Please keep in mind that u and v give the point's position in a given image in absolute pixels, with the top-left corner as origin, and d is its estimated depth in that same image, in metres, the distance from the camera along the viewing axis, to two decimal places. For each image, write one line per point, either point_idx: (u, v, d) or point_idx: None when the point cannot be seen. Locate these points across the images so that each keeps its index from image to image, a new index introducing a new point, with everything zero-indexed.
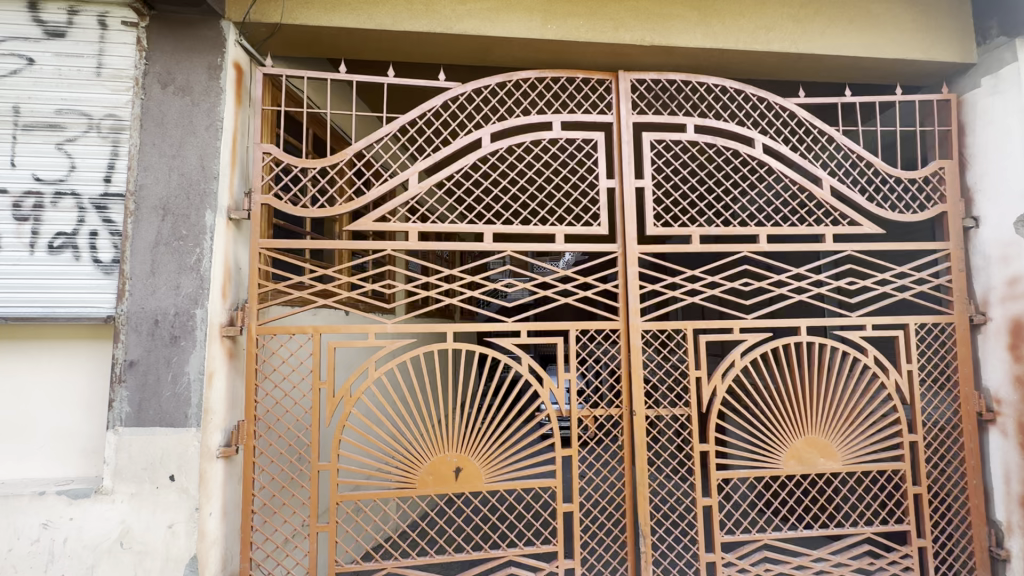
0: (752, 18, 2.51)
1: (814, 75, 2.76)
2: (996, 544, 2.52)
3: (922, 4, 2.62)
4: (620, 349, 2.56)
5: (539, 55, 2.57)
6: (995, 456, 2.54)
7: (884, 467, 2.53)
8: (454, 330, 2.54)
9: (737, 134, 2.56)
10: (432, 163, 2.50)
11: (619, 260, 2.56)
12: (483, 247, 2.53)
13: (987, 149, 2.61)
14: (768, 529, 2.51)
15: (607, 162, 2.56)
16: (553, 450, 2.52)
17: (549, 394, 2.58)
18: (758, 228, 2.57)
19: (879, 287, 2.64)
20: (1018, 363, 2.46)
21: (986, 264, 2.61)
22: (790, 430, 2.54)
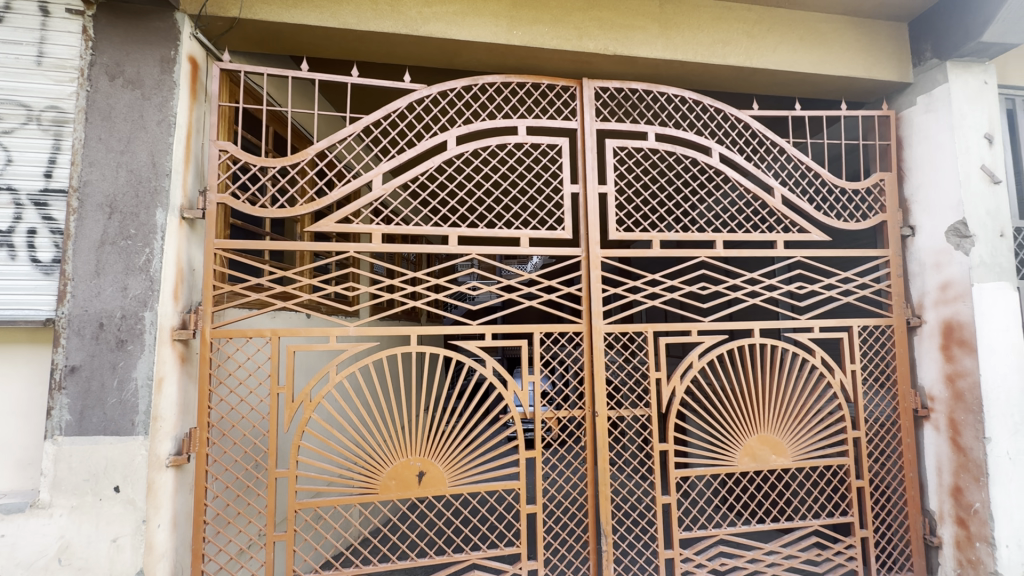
0: (709, 32, 2.61)
1: (767, 88, 2.90)
2: (930, 533, 2.69)
3: (864, 26, 2.80)
4: (583, 351, 2.60)
5: (505, 60, 2.59)
6: (929, 449, 2.72)
7: (830, 462, 2.66)
8: (418, 333, 2.51)
9: (696, 144, 2.65)
10: (397, 164, 2.48)
11: (582, 264, 2.61)
12: (448, 249, 2.52)
13: (922, 163, 2.80)
14: (724, 524, 2.60)
15: (571, 167, 2.60)
16: (517, 452, 2.53)
17: (514, 397, 2.58)
18: (715, 234, 2.66)
19: (826, 292, 2.79)
20: (948, 362, 2.64)
21: (921, 269, 2.80)
22: (744, 428, 2.64)
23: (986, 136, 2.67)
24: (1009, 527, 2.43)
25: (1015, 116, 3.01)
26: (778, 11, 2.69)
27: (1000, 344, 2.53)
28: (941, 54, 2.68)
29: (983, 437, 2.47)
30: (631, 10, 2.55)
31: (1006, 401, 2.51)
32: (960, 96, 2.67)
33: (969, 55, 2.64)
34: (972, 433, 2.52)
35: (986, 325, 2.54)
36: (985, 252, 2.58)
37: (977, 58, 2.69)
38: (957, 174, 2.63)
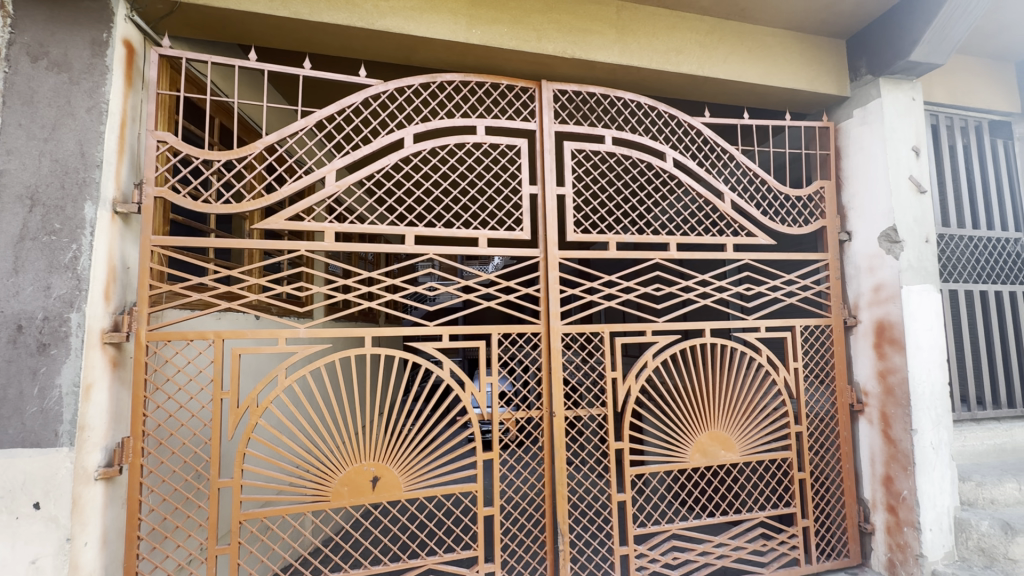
0: (663, 40, 2.68)
1: (718, 97, 3.01)
2: (864, 520, 2.86)
3: (807, 42, 2.95)
4: (541, 352, 2.60)
5: (464, 58, 2.57)
6: (863, 442, 2.89)
7: (775, 455, 2.79)
8: (373, 335, 2.44)
9: (652, 148, 2.70)
10: (352, 161, 2.41)
11: (541, 265, 2.61)
12: (405, 249, 2.47)
13: (858, 172, 2.98)
14: (676, 519, 2.67)
15: (530, 169, 2.61)
16: (475, 454, 2.49)
17: (472, 399, 2.54)
18: (669, 236, 2.73)
19: (771, 293, 2.91)
20: (880, 359, 2.81)
21: (857, 273, 2.97)
22: (695, 425, 2.72)
23: (913, 149, 2.87)
24: (933, 513, 2.61)
25: (939, 131, 3.25)
26: (728, 23, 2.80)
27: (926, 342, 2.72)
28: (875, 71, 2.86)
29: (911, 428, 2.64)
30: (589, 15, 2.59)
31: (930, 395, 2.69)
32: (892, 111, 2.86)
33: (899, 72, 2.82)
34: (901, 425, 2.69)
35: (914, 324, 2.72)
36: (913, 256, 2.77)
37: (907, 76, 2.88)
38: (888, 183, 2.82)
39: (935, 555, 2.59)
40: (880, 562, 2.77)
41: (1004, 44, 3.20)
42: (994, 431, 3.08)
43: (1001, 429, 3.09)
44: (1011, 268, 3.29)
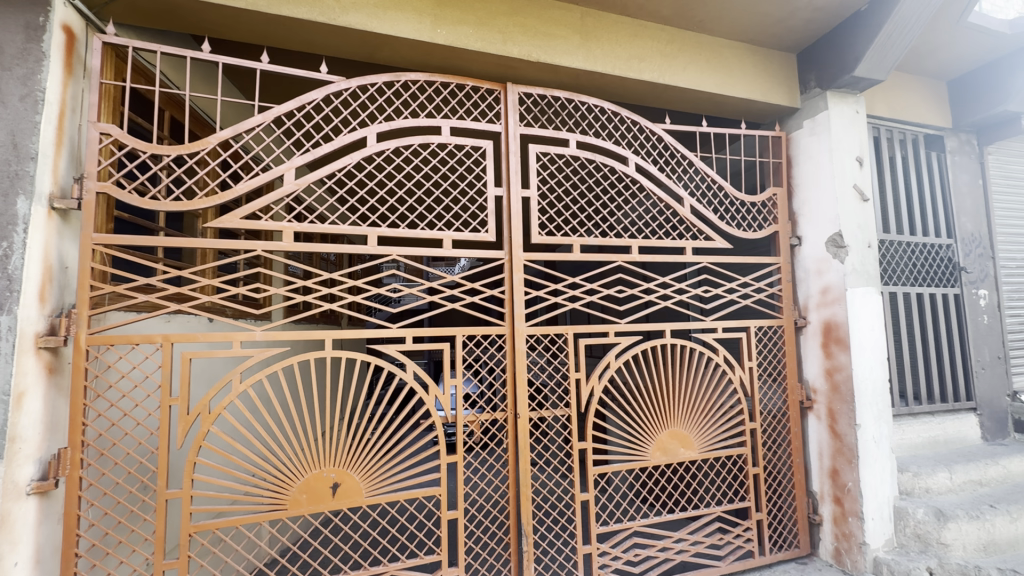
0: (626, 47, 2.74)
1: (678, 105, 3.10)
2: (813, 511, 3.01)
3: (761, 54, 3.08)
4: (506, 354, 2.61)
5: (428, 58, 2.54)
6: (812, 437, 3.04)
7: (732, 452, 2.89)
8: (333, 338, 2.38)
9: (614, 153, 2.75)
10: (312, 159, 2.34)
11: (506, 266, 2.62)
12: (367, 250, 2.42)
13: (807, 180, 3.13)
14: (637, 517, 2.72)
15: (496, 170, 2.61)
16: (439, 457, 2.46)
17: (435, 402, 2.52)
18: (631, 239, 2.79)
19: (727, 295, 3.02)
20: (827, 358, 2.96)
21: (806, 275, 3.12)
22: (656, 424, 2.79)
23: (857, 159, 3.03)
24: (874, 503, 2.76)
25: (880, 143, 3.45)
26: (688, 34, 2.89)
27: (868, 342, 2.88)
28: (823, 84, 3.01)
29: (855, 424, 2.79)
30: (554, 19, 2.61)
31: (872, 391, 2.86)
32: (838, 123, 3.01)
33: (845, 87, 2.98)
34: (846, 421, 2.83)
35: (858, 325, 2.87)
36: (857, 261, 2.93)
37: (851, 90, 3.04)
38: (834, 191, 2.97)
39: (876, 543, 2.74)
40: (828, 551, 2.92)
41: (937, 64, 3.43)
42: (929, 424, 3.28)
43: (935, 423, 3.29)
44: (944, 272, 3.52)
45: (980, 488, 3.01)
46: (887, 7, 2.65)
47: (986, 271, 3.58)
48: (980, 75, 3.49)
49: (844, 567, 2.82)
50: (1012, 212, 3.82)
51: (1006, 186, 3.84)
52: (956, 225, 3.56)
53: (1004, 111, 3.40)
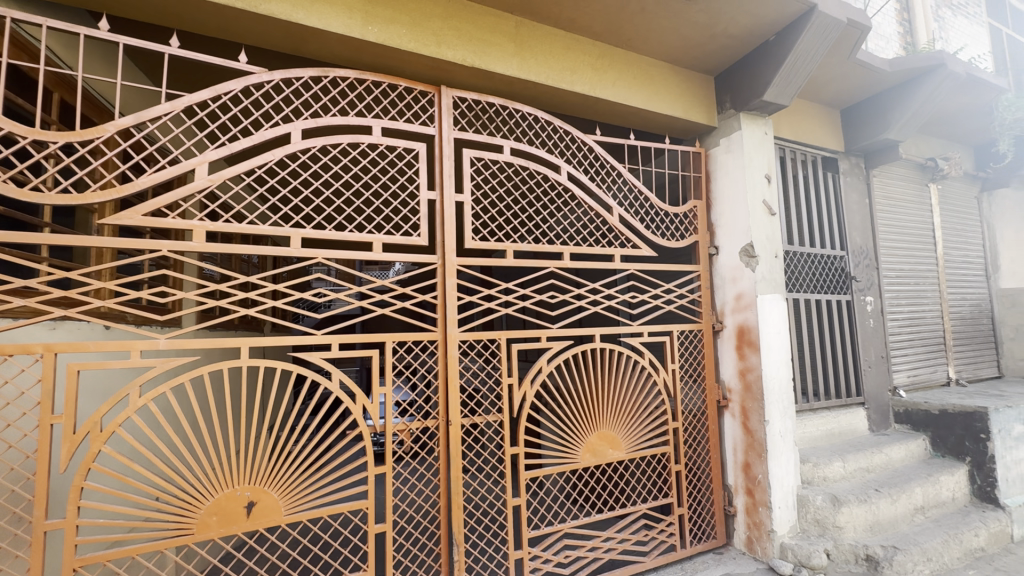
0: (559, 59, 2.81)
1: (608, 117, 3.22)
2: (728, 503, 3.23)
3: (682, 75, 3.28)
4: (438, 360, 2.56)
5: (359, 55, 2.46)
6: (728, 434, 3.25)
7: (656, 451, 3.03)
8: (250, 346, 2.21)
9: (547, 161, 2.81)
10: (228, 154, 2.18)
11: (438, 271, 2.58)
12: (290, 252, 2.29)
13: (724, 194, 3.36)
14: (568, 518, 2.78)
15: (429, 174, 2.57)
16: (366, 468, 2.37)
17: (364, 411, 2.41)
18: (563, 246, 2.84)
19: (652, 301, 3.17)
20: (740, 359, 3.19)
21: (723, 282, 3.35)
22: (586, 426, 2.86)
23: (766, 177, 3.30)
24: (781, 492, 2.99)
25: (785, 163, 3.79)
26: (617, 50, 3.01)
27: (775, 345, 3.13)
28: (736, 106, 3.26)
29: (764, 420, 3.02)
30: (488, 26, 2.63)
31: (779, 389, 3.10)
32: (750, 142, 3.27)
33: (755, 109, 3.24)
34: (757, 418, 3.06)
35: (767, 329, 3.11)
36: (766, 270, 3.18)
37: (761, 113, 3.31)
38: (747, 205, 3.21)
39: (783, 530, 2.97)
40: (741, 540, 3.14)
41: (832, 94, 3.82)
42: (826, 418, 3.62)
43: (831, 417, 3.63)
44: (838, 281, 3.91)
45: (867, 475, 3.36)
46: (790, 40, 2.91)
47: (872, 281, 4.02)
48: (866, 106, 3.92)
49: (755, 555, 3.04)
50: (892, 228, 4.32)
51: (887, 205, 4.34)
52: (848, 239, 3.96)
53: (885, 139, 3.85)
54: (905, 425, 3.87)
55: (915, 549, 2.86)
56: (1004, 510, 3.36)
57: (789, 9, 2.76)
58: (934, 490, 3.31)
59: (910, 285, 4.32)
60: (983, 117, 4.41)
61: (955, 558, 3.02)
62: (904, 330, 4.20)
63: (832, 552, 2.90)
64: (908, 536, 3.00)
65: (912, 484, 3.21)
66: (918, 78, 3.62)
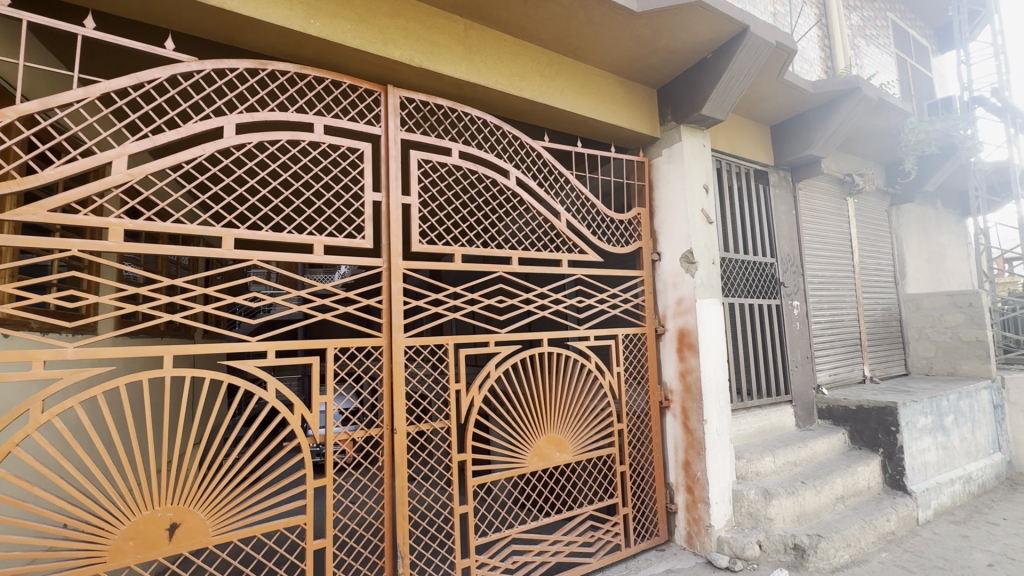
0: (508, 64, 2.82)
1: (556, 124, 3.27)
2: (670, 500, 3.34)
3: (627, 87, 3.38)
4: (382, 366, 2.48)
5: (301, 48, 2.36)
6: (669, 434, 3.37)
7: (602, 452, 3.09)
8: (175, 355, 2.05)
9: (495, 165, 2.81)
10: (152, 146, 2.02)
11: (383, 275, 2.50)
12: (221, 253, 2.15)
13: (665, 203, 3.49)
14: (515, 523, 2.78)
15: (374, 174, 2.49)
16: (305, 482, 2.25)
17: (303, 422, 2.29)
18: (511, 250, 2.84)
19: (598, 305, 3.24)
20: (681, 361, 3.31)
21: (665, 288, 3.48)
22: (534, 430, 2.87)
23: (704, 187, 3.46)
24: (718, 488, 3.13)
25: (721, 174, 3.99)
26: (565, 60, 3.07)
27: (713, 347, 3.28)
28: (677, 119, 3.40)
29: (703, 419, 3.15)
30: (437, 27, 2.59)
31: (716, 390, 3.25)
32: (689, 153, 3.42)
33: (695, 122, 3.39)
34: (696, 417, 3.19)
35: (705, 332, 3.25)
36: (704, 276, 3.32)
37: (700, 126, 3.47)
38: (686, 214, 3.35)
39: (720, 524, 3.11)
40: (681, 536, 3.26)
41: (764, 111, 4.07)
42: (758, 416, 3.83)
43: (763, 415, 3.85)
44: (768, 287, 4.16)
45: (795, 468, 3.59)
46: (726, 57, 3.07)
47: (798, 286, 4.31)
48: (793, 123, 4.21)
49: (694, 549, 3.17)
50: (815, 238, 4.66)
51: (811, 216, 4.68)
52: (777, 247, 4.23)
53: (810, 155, 4.14)
54: (827, 420, 4.17)
55: (836, 536, 3.08)
56: (911, 495, 3.68)
57: (725, 28, 2.91)
58: (852, 480, 3.58)
59: (831, 290, 4.67)
60: (891, 138, 4.86)
61: (870, 542, 3.27)
62: (826, 332, 4.53)
63: (764, 543, 3.07)
64: (830, 524, 3.23)
65: (834, 475, 3.45)
66: (837, 100, 3.93)
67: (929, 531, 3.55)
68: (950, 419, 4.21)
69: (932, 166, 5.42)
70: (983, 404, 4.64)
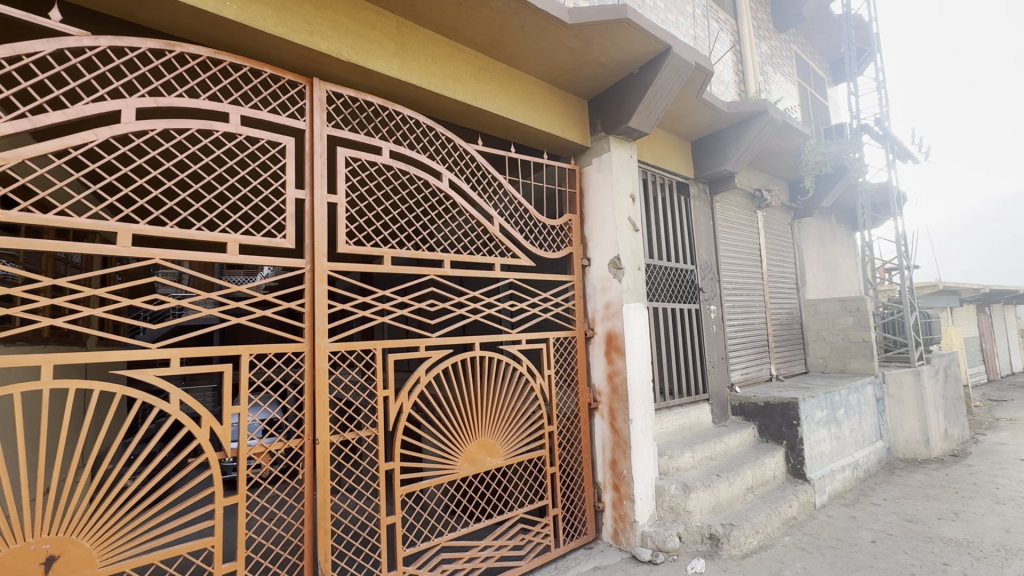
0: (441, 66, 2.79)
1: (490, 128, 3.27)
2: (598, 498, 3.44)
3: (559, 96, 3.47)
4: (304, 373, 2.34)
5: (214, 31, 2.19)
6: (598, 434, 3.47)
7: (532, 455, 3.12)
8: (55, 364, 1.81)
9: (427, 166, 2.76)
10: (30, 128, 1.79)
11: (306, 277, 2.36)
12: (116, 251, 1.93)
13: (595, 210, 3.61)
14: (445, 531, 2.73)
15: (296, 171, 2.36)
16: (213, 501, 2.06)
17: (211, 436, 2.11)
18: (443, 253, 2.79)
19: (530, 309, 3.27)
20: (608, 363, 3.43)
21: (594, 292, 3.58)
22: (464, 435, 2.85)
23: (631, 196, 3.61)
24: (642, 485, 3.27)
25: (647, 185, 4.20)
26: (498, 65, 3.09)
27: (639, 349, 3.42)
28: (606, 130, 3.53)
29: (629, 419, 3.27)
30: (368, 22, 2.52)
31: (641, 390, 3.39)
32: (617, 163, 3.56)
33: (623, 134, 3.53)
34: (622, 417, 3.31)
35: (631, 335, 3.39)
36: (631, 281, 3.46)
37: (628, 138, 3.62)
38: (614, 222, 3.48)
39: (643, 519, 3.24)
40: (608, 533, 3.36)
41: (685, 127, 4.33)
42: (679, 414, 4.05)
43: (683, 413, 4.08)
44: (688, 292, 4.42)
45: (711, 462, 3.82)
46: (651, 73, 3.22)
47: (715, 291, 4.61)
48: (710, 139, 4.51)
49: (620, 545, 3.28)
50: (729, 247, 5.02)
51: (726, 227, 5.04)
52: (697, 254, 4.51)
53: (725, 170, 4.46)
54: (739, 416, 4.49)
55: (746, 524, 3.32)
56: (809, 482, 4.05)
57: (650, 46, 3.07)
58: (760, 471, 3.88)
59: (743, 296, 5.05)
60: (793, 158, 5.36)
61: (776, 528, 3.55)
62: (738, 334, 4.89)
63: (683, 535, 3.24)
64: (741, 513, 3.47)
65: (744, 467, 3.72)
66: (748, 121, 4.27)
67: (824, 514, 3.92)
68: (841, 412, 4.68)
69: (828, 184, 6.05)
70: (868, 397, 5.20)
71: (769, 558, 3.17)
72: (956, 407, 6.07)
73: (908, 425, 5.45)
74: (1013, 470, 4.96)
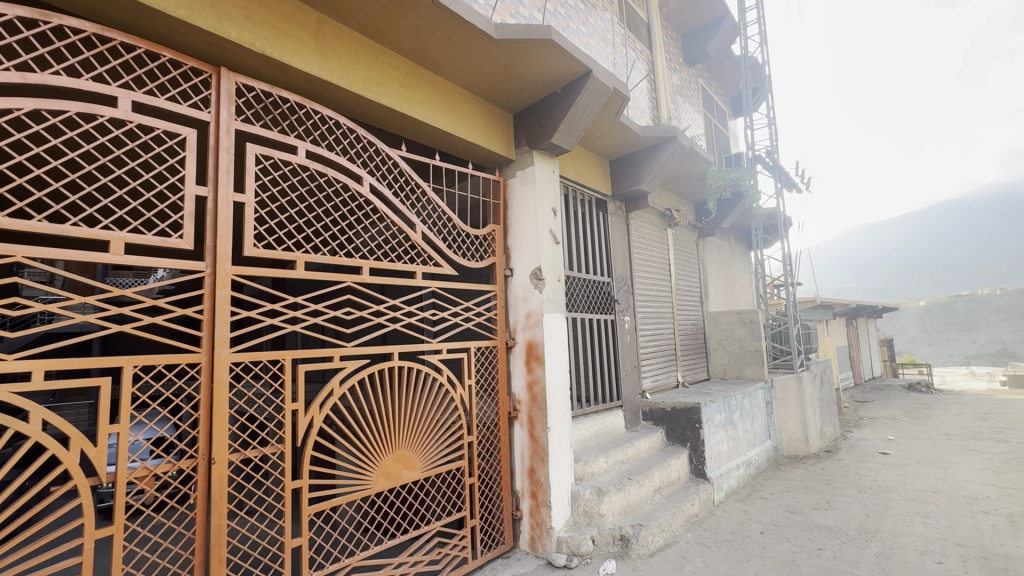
0: (364, 68, 2.72)
1: (415, 135, 3.23)
2: (516, 507, 3.46)
3: (485, 108, 3.51)
4: (200, 387, 2.13)
5: (103, 6, 1.96)
6: (517, 443, 3.50)
7: (451, 466, 3.08)
8: None
9: (347, 169, 2.66)
10: None
11: (206, 282, 2.17)
12: None
13: (518, 222, 3.68)
14: (357, 550, 2.60)
15: (198, 166, 2.17)
16: (82, 535, 1.81)
17: (83, 460, 1.85)
18: (362, 260, 2.69)
19: (451, 319, 3.24)
20: (528, 372, 3.48)
21: (516, 302, 3.64)
22: (380, 449, 2.74)
23: (553, 210, 3.73)
24: (559, 491, 3.34)
25: (568, 200, 4.35)
26: (424, 72, 3.07)
27: (557, 358, 3.52)
28: (530, 144, 3.62)
29: (547, 427, 3.34)
30: (286, 15, 2.39)
31: (559, 398, 3.48)
32: (540, 177, 3.66)
33: (546, 149, 3.65)
34: (541, 425, 3.37)
35: (551, 344, 3.48)
36: (551, 291, 3.57)
37: (550, 153, 3.74)
38: (536, 234, 3.57)
39: (559, 525, 3.31)
40: (525, 541, 3.39)
41: (604, 147, 4.57)
42: (595, 421, 4.21)
43: (599, 420, 4.24)
44: (605, 303, 4.63)
45: (623, 466, 4.01)
46: (573, 93, 3.37)
47: (629, 303, 4.88)
48: (627, 159, 4.79)
49: (536, 552, 3.32)
50: (642, 261, 5.34)
51: (640, 243, 5.36)
52: (613, 267, 4.75)
53: (639, 189, 4.75)
54: (649, 421, 4.76)
55: (653, 524, 3.51)
56: (709, 481, 4.38)
57: (572, 68, 3.21)
58: (667, 472, 4.13)
59: (654, 307, 5.39)
60: (699, 181, 5.84)
61: (679, 525, 3.79)
62: (650, 343, 5.20)
63: (596, 537, 3.35)
64: (649, 513, 3.67)
65: (652, 469, 3.94)
66: (660, 145, 4.60)
67: (721, 510, 4.25)
68: (737, 415, 5.13)
69: (727, 207, 6.66)
70: (759, 401, 5.74)
71: (673, 555, 3.37)
72: (829, 408, 6.88)
73: (792, 425, 6.09)
74: (873, 462, 5.71)
